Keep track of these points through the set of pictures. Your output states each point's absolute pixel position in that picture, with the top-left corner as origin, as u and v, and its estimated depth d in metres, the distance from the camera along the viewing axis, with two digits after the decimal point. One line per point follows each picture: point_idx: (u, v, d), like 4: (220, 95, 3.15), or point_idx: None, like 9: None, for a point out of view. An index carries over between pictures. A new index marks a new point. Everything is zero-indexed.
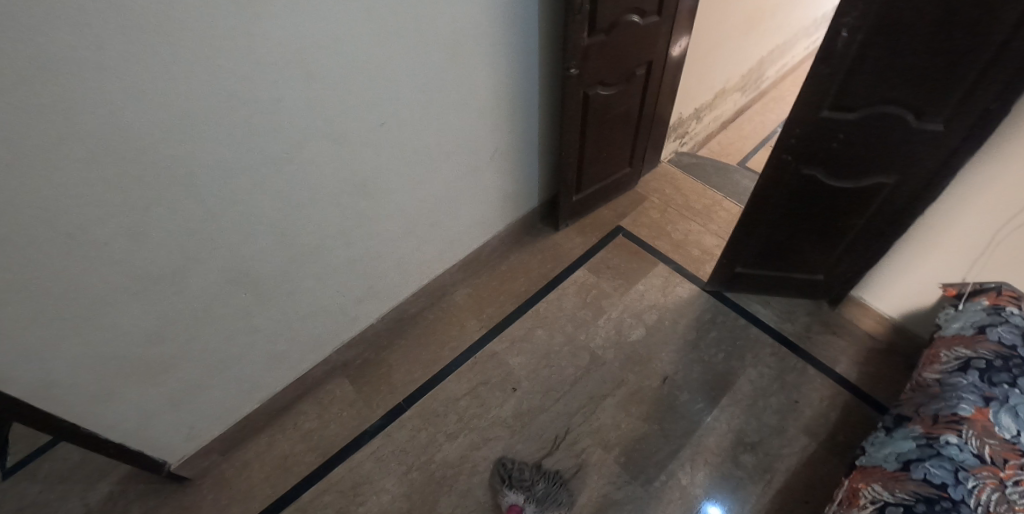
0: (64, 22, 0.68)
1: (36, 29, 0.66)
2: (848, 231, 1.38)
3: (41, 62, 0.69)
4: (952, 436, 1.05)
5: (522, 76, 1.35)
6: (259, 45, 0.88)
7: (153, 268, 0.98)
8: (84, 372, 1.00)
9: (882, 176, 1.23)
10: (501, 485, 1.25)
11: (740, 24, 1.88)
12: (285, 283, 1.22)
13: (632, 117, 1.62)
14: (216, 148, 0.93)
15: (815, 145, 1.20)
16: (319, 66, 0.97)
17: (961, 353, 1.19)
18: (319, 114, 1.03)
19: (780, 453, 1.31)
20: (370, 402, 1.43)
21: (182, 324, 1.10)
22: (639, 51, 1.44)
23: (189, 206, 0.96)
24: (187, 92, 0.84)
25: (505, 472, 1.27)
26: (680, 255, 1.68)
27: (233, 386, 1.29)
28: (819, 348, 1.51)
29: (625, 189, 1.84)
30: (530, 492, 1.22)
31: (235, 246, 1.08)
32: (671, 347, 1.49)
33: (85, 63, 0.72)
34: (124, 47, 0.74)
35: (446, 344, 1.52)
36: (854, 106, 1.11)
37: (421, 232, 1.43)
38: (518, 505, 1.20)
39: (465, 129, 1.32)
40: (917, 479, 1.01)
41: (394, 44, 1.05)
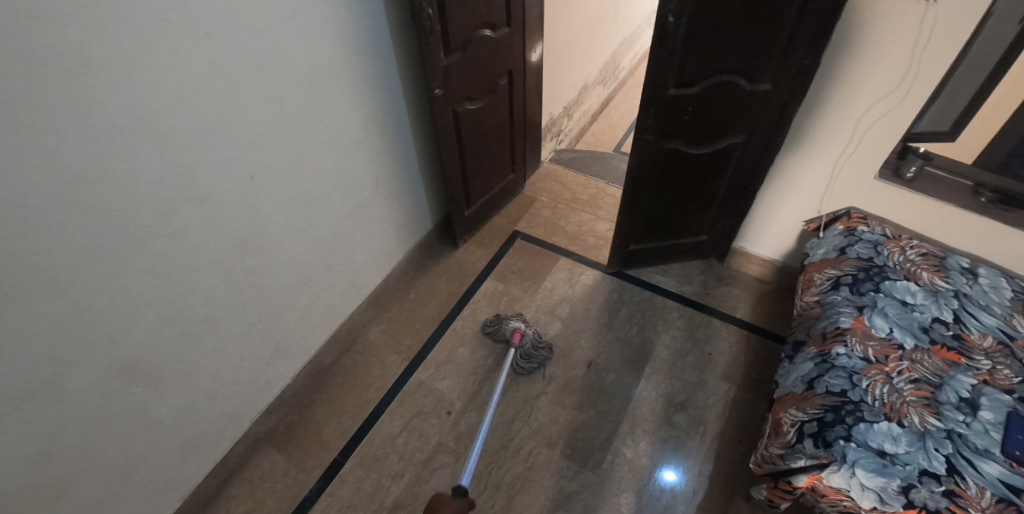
0: None
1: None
2: (716, 191, 1.53)
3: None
4: (840, 348, 1.19)
5: (389, 104, 1.36)
6: (96, 118, 0.81)
7: (17, 386, 0.87)
8: None
9: (732, 136, 1.38)
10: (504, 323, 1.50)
11: (587, 23, 2.02)
12: (180, 366, 1.13)
13: (507, 125, 1.69)
14: (67, 236, 0.84)
15: (670, 121, 1.32)
16: (170, 129, 0.92)
17: (831, 274, 1.36)
18: (180, 178, 0.97)
19: (706, 404, 1.41)
20: (304, 466, 1.35)
21: (67, 438, 0.98)
22: (498, 62, 1.51)
23: (47, 307, 0.86)
24: (22, 183, 0.76)
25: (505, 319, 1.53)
26: (578, 246, 1.76)
27: (144, 491, 1.17)
28: (717, 300, 1.64)
29: (515, 193, 1.90)
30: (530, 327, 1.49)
31: (112, 338, 0.98)
32: (589, 333, 1.55)
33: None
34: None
35: (371, 385, 1.47)
36: (694, 81, 1.24)
37: (318, 279, 1.38)
38: (520, 329, 1.46)
39: (343, 165, 1.30)
40: (822, 392, 1.14)
41: (248, 94, 1.02)
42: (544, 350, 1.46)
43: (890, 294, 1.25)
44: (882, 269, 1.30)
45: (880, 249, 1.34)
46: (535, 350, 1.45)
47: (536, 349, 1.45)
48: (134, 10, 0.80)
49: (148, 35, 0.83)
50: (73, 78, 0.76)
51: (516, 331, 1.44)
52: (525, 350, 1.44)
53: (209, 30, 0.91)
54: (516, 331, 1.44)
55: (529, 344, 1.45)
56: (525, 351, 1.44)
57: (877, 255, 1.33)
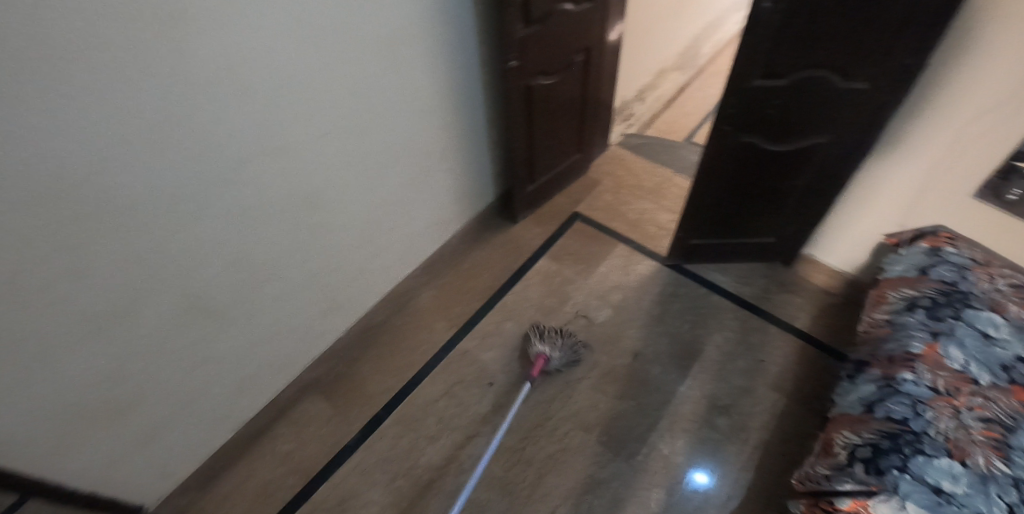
0: None
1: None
2: (790, 193, 1.44)
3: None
4: (908, 373, 1.12)
5: (463, 74, 1.35)
6: (188, 64, 0.85)
7: (102, 307, 0.94)
8: (42, 424, 0.96)
9: (817, 136, 1.29)
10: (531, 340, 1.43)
11: (672, 4, 1.94)
12: (245, 307, 1.19)
13: (577, 104, 1.65)
14: (155, 174, 0.90)
15: (751, 113, 1.25)
16: (256, 80, 0.95)
17: (907, 293, 1.27)
18: (261, 129, 1.01)
19: (752, 412, 1.37)
20: (347, 416, 1.41)
21: (140, 360, 1.06)
22: (576, 38, 1.46)
23: (134, 239, 0.93)
24: (119, 121, 0.81)
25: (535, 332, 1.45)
26: (637, 234, 1.72)
27: (203, 418, 1.26)
28: (777, 307, 1.57)
29: (578, 174, 1.87)
30: (556, 347, 1.40)
31: (187, 274, 1.05)
32: (639, 323, 1.52)
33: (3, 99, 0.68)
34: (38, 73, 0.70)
35: (418, 347, 1.51)
36: (783, 73, 1.16)
37: (379, 239, 1.42)
38: (545, 354, 1.37)
39: (412, 130, 1.32)
40: (880, 417, 1.08)
41: (329, 52, 1.04)
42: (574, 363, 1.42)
43: (971, 324, 1.15)
44: (966, 296, 1.20)
45: (966, 275, 1.23)
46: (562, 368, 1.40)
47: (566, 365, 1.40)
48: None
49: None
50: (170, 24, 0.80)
51: (539, 359, 1.36)
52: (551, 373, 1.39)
53: None
54: (539, 360, 1.36)
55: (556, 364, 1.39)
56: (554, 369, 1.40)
57: (962, 280, 1.22)
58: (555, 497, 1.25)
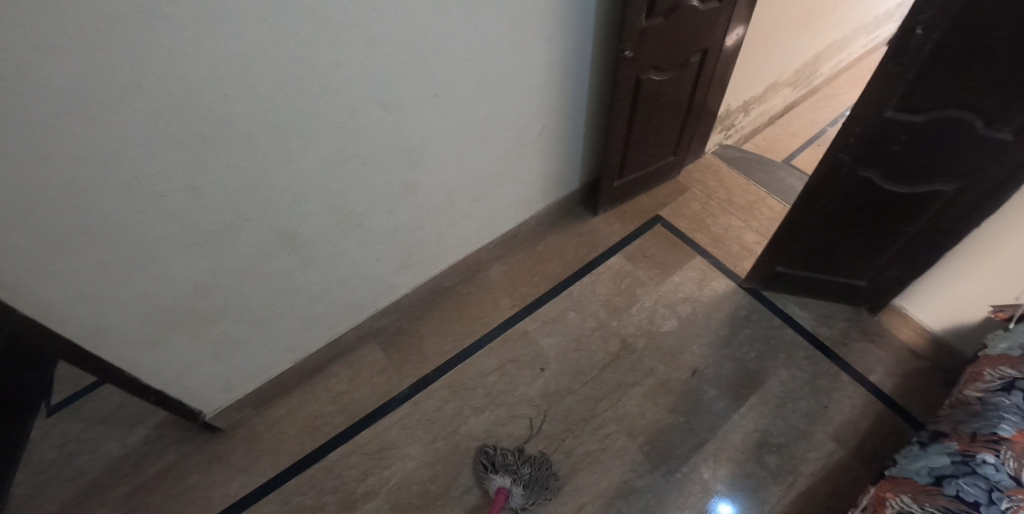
0: None
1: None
2: (897, 239, 1.34)
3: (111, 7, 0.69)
4: (989, 456, 1.00)
5: (577, 57, 1.32)
6: (323, 7, 0.87)
7: (205, 224, 1.00)
8: (134, 318, 1.04)
9: (941, 184, 1.18)
10: (484, 473, 1.23)
11: (802, 16, 1.82)
12: (327, 248, 1.24)
13: (682, 106, 1.59)
14: (274, 107, 0.93)
15: (874, 147, 1.16)
16: (381, 32, 0.96)
17: (1006, 374, 1.14)
18: (376, 80, 1.02)
19: (807, 457, 1.30)
20: (399, 370, 1.45)
21: (228, 279, 1.12)
22: (697, 37, 1.40)
23: (244, 165, 0.97)
24: (251, 50, 0.84)
25: (486, 458, 1.25)
26: (718, 250, 1.65)
27: (269, 344, 1.32)
28: (854, 355, 1.48)
29: (667, 178, 1.81)
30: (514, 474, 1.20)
31: (284, 207, 1.09)
32: (703, 341, 1.47)
33: (158, 14, 0.72)
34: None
35: (478, 319, 1.53)
36: (922, 109, 1.06)
37: (462, 207, 1.43)
38: (505, 490, 1.18)
39: (515, 104, 1.30)
40: (949, 495, 0.97)
41: (454, 14, 1.03)
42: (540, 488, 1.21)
43: None
44: None
45: None
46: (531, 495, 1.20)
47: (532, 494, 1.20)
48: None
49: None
50: None
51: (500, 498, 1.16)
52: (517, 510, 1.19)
53: None
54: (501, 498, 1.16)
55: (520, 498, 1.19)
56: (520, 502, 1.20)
57: None
58: (586, 494, 1.24)
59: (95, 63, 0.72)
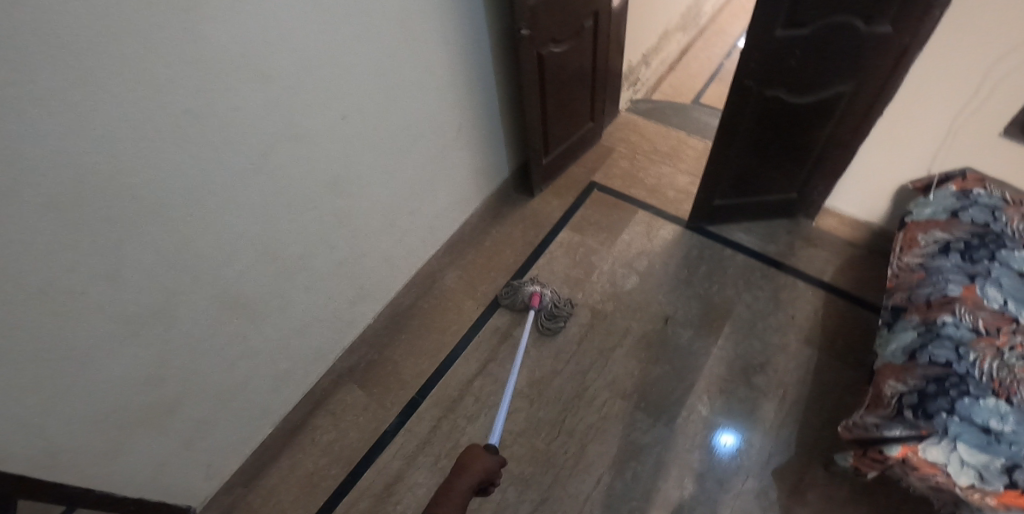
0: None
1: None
2: (812, 145, 1.42)
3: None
4: (947, 316, 1.10)
5: (477, 48, 1.31)
6: (205, 53, 0.82)
7: (138, 311, 0.94)
8: (87, 432, 0.97)
9: (839, 85, 1.26)
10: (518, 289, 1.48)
11: None
12: (275, 300, 1.18)
13: (588, 72, 1.62)
14: (180, 168, 0.87)
15: (774, 67, 1.22)
16: (271, 64, 0.92)
17: (939, 237, 1.24)
18: (280, 116, 0.98)
19: (787, 367, 1.37)
20: (384, 402, 1.41)
21: (178, 361, 1.05)
22: (585, 3, 1.42)
23: (163, 237, 0.91)
24: (142, 118, 0.79)
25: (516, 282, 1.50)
26: (657, 199, 1.70)
27: (242, 416, 1.25)
28: (803, 262, 1.56)
29: (591, 144, 1.84)
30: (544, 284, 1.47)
31: (217, 270, 1.03)
32: (666, 288, 1.51)
33: (24, 99, 0.66)
34: (57, 68, 0.67)
35: (448, 328, 1.50)
36: (807, 21, 1.12)
37: (402, 222, 1.40)
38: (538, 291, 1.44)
39: (429, 108, 1.28)
40: (924, 363, 1.06)
41: (342, 31, 1.00)
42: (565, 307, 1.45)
43: (1006, 264, 1.14)
44: (999, 237, 1.18)
45: (998, 216, 1.21)
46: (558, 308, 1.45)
47: (558, 307, 1.45)
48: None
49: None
50: (187, 14, 0.77)
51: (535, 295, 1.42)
52: (548, 310, 1.44)
53: None
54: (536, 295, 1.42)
55: (549, 305, 1.43)
56: (548, 311, 1.44)
57: (994, 221, 1.20)
58: (599, 465, 1.25)
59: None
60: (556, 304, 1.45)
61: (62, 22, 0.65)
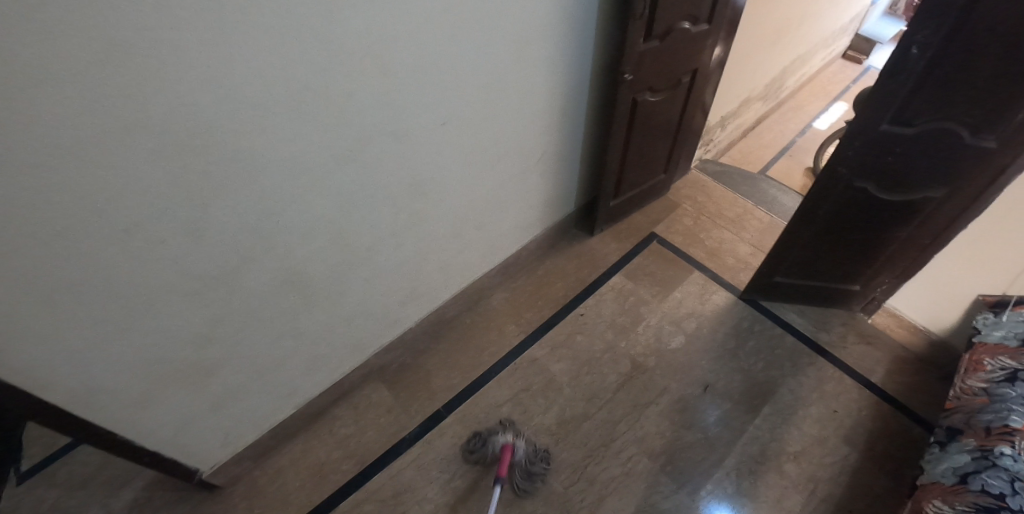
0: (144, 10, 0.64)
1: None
2: (889, 244, 1.39)
3: (108, 34, 0.63)
4: (1006, 447, 1.03)
5: (577, 82, 1.32)
6: (336, 36, 0.83)
7: (208, 270, 0.94)
8: (129, 375, 0.97)
9: (931, 191, 1.24)
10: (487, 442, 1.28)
11: (767, 32, 1.92)
12: (333, 288, 1.16)
13: (673, 124, 1.62)
14: (282, 140, 0.88)
15: (870, 160, 1.20)
16: (393, 60, 0.93)
17: (1006, 364, 1.19)
18: (386, 110, 0.98)
19: (823, 462, 1.31)
20: (409, 408, 1.40)
21: (229, 326, 1.05)
22: (687, 58, 1.43)
23: (250, 205, 0.92)
24: (260, 84, 0.80)
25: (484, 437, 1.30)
26: (715, 263, 1.68)
27: (271, 392, 1.25)
28: (855, 357, 1.50)
29: (658, 195, 1.84)
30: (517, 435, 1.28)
31: (290, 248, 1.02)
32: (710, 355, 1.47)
33: (161, 42, 0.68)
34: (198, 17, 0.69)
35: (485, 349, 1.49)
36: (915, 122, 1.11)
37: (467, 236, 1.38)
38: (510, 444, 1.24)
39: (520, 130, 1.28)
40: (976, 490, 1.01)
41: (464, 41, 1.01)
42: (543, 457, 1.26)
43: None
44: None
45: None
46: (533, 463, 1.24)
47: (534, 463, 1.25)
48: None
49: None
50: None
51: (507, 450, 1.22)
52: (521, 467, 1.24)
53: None
54: (508, 449, 1.22)
55: (523, 462, 1.24)
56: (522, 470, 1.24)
57: None
58: None
59: (87, 94, 0.66)
60: (529, 460, 1.25)
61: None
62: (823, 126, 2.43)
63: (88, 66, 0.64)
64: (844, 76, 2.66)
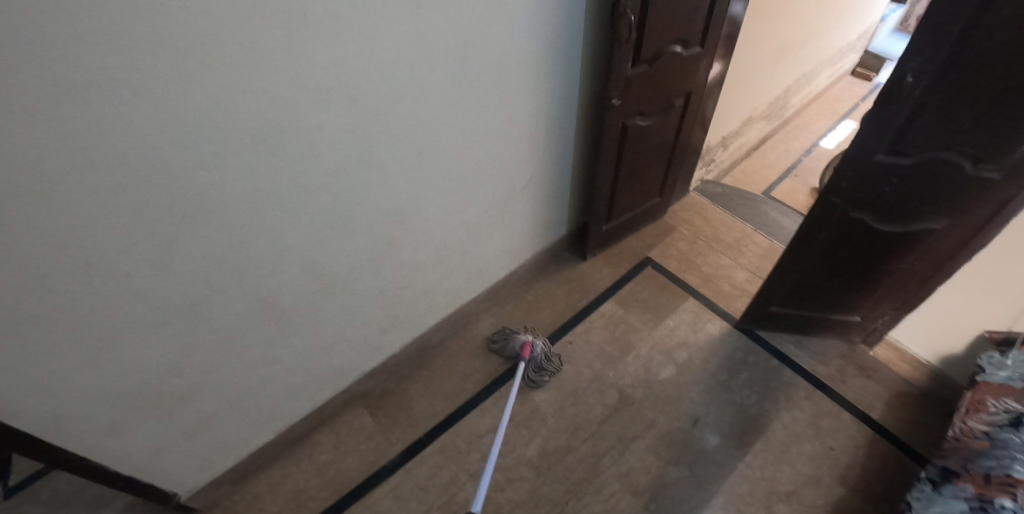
0: (93, 50, 0.63)
1: (52, 36, 0.60)
2: (888, 275, 1.33)
3: (60, 75, 0.63)
4: (1007, 500, 0.96)
5: (564, 107, 1.30)
6: (300, 72, 0.82)
7: (175, 302, 0.93)
8: (98, 403, 0.97)
9: (930, 221, 1.18)
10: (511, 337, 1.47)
11: (769, 52, 1.88)
12: (308, 317, 1.15)
13: (667, 147, 1.59)
14: (248, 174, 0.87)
15: (865, 190, 1.15)
16: (362, 92, 0.91)
17: (1010, 406, 1.11)
18: (358, 142, 0.97)
19: (816, 504, 1.25)
20: (390, 435, 1.38)
21: (201, 355, 1.04)
22: (679, 82, 1.40)
23: (217, 239, 0.91)
24: (222, 120, 0.79)
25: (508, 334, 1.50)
26: (710, 290, 1.63)
27: (249, 418, 1.24)
28: (854, 392, 1.43)
29: (653, 219, 1.80)
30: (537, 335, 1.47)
31: (260, 279, 1.01)
32: (701, 387, 1.43)
33: (116, 82, 0.67)
34: (154, 57, 0.68)
35: (470, 376, 1.47)
36: (911, 152, 1.06)
37: (450, 261, 1.36)
38: (529, 342, 1.43)
39: (503, 156, 1.26)
40: None
41: (440, 72, 0.99)
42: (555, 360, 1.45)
43: None
44: None
45: None
46: (547, 361, 1.43)
47: (548, 361, 1.43)
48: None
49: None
50: (293, 23, 0.77)
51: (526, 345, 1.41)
52: (536, 362, 1.43)
53: (425, 5, 0.88)
54: (527, 345, 1.41)
55: (539, 357, 1.42)
56: (536, 364, 1.42)
57: None
58: None
59: (41, 135, 0.65)
60: (545, 358, 1.44)
61: (166, 15, 0.66)
62: (830, 146, 2.37)
63: (41, 108, 0.64)
64: (852, 94, 2.60)
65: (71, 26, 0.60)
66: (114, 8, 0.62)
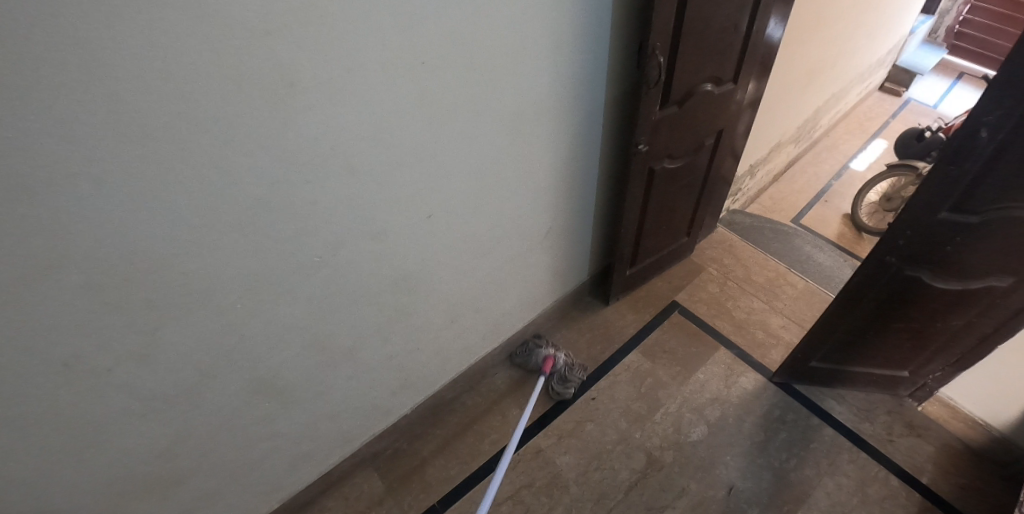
0: (56, 145, 0.55)
1: None
2: (943, 333, 1.18)
3: (6, 179, 0.53)
4: None
5: (586, 153, 1.20)
6: (297, 147, 0.73)
7: (166, 390, 0.85)
8: (87, 498, 0.88)
9: (999, 280, 0.99)
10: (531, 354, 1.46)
11: (800, 76, 1.76)
12: (312, 388, 1.07)
13: (697, 185, 1.47)
14: (239, 255, 0.78)
15: (925, 249, 0.99)
16: (363, 159, 0.82)
17: None
18: (360, 212, 0.88)
19: None
20: (401, 502, 1.29)
21: (197, 438, 0.96)
22: (711, 121, 1.29)
23: (210, 322, 0.82)
24: (211, 204, 0.70)
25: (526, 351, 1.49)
26: (742, 338, 1.53)
27: (252, 491, 1.15)
28: (902, 454, 1.32)
29: (681, 258, 1.70)
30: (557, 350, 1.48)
31: (259, 357, 0.93)
32: (736, 449, 1.33)
33: (77, 178, 0.58)
34: (119, 146, 0.59)
35: (487, 436, 1.38)
36: (980, 208, 0.88)
37: (465, 317, 1.28)
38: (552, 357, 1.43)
39: (521, 208, 1.16)
40: None
41: (450, 130, 0.89)
42: (578, 370, 1.45)
43: None
44: None
45: None
46: (570, 373, 1.44)
47: (570, 372, 1.43)
48: (355, 23, 0.67)
49: (366, 57, 0.71)
50: (278, 97, 0.67)
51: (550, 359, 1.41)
52: (560, 375, 1.43)
53: (429, 60, 0.78)
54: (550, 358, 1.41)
55: (562, 369, 1.43)
56: (559, 376, 1.43)
57: None
58: None
59: None
60: (567, 370, 1.44)
61: (126, 102, 0.56)
62: (861, 167, 2.24)
63: None
64: (881, 111, 2.47)
65: (17, 125, 0.51)
66: (65, 98, 0.53)
